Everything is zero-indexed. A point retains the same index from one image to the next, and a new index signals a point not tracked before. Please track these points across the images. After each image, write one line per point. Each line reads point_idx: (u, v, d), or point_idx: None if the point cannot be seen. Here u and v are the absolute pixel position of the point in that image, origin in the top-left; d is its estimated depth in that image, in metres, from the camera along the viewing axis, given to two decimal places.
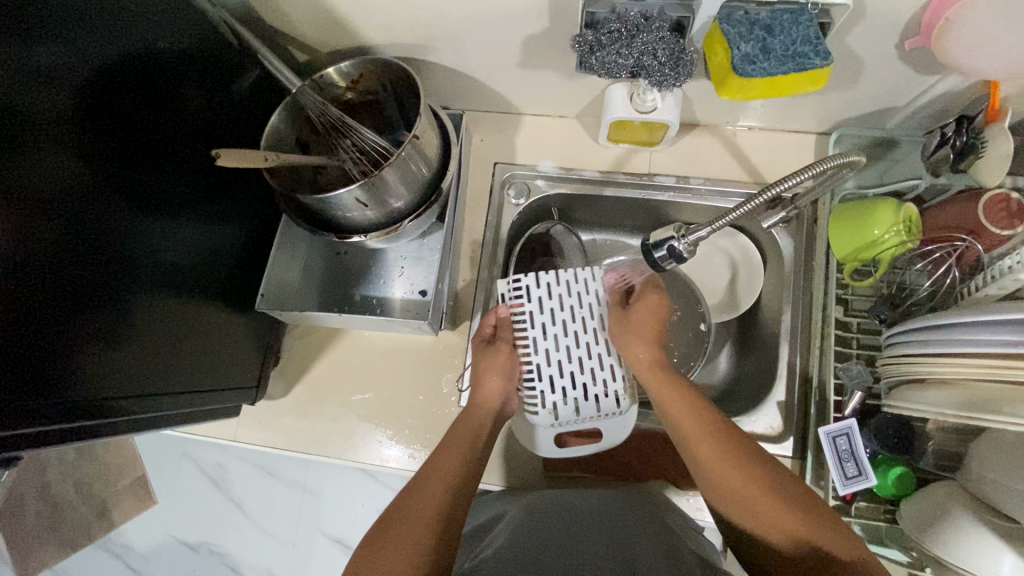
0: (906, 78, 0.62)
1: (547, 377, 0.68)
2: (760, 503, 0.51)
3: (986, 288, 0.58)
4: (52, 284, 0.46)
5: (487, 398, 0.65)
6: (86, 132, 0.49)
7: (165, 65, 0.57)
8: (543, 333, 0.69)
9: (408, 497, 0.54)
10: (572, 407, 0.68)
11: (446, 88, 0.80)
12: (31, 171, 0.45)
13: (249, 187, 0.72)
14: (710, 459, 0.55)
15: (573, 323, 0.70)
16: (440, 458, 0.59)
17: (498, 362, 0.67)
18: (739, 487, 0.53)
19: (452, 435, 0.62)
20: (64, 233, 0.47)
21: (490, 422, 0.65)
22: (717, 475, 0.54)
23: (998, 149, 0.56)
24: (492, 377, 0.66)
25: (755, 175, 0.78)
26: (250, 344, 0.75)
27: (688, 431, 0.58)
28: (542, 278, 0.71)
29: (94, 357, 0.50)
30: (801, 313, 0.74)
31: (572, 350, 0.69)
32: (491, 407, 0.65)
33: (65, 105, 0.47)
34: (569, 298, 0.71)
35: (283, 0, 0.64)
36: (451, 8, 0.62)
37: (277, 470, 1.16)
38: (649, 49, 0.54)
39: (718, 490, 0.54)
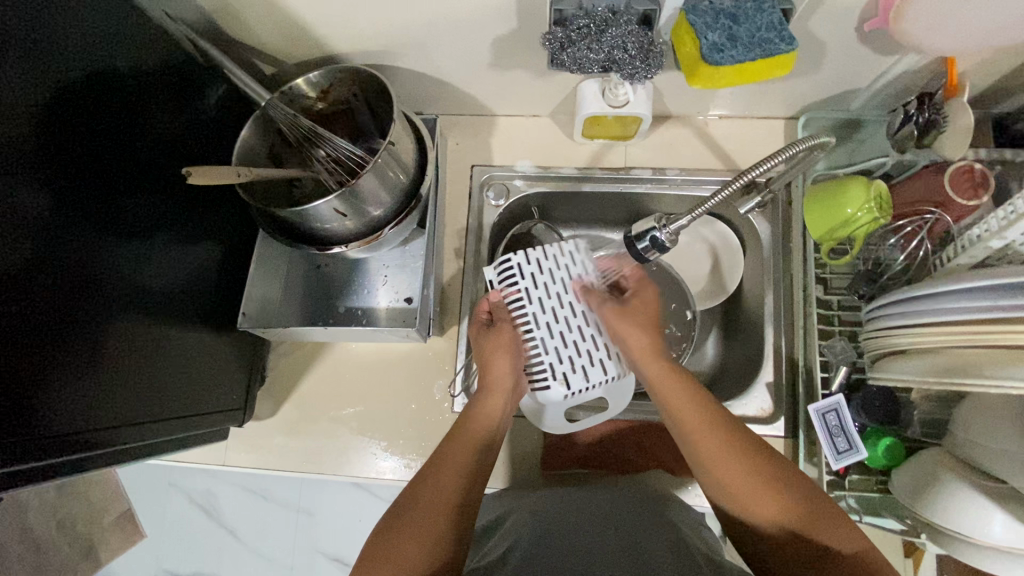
0: (867, 60, 0.64)
1: (552, 350, 0.68)
2: (761, 499, 0.51)
3: (958, 258, 0.60)
4: (20, 322, 0.44)
5: (499, 379, 0.63)
6: (45, 161, 0.47)
7: (129, 87, 0.56)
8: (541, 309, 0.69)
9: (412, 498, 0.54)
10: (582, 374, 0.68)
11: (417, 93, 0.79)
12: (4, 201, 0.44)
13: (224, 206, 0.71)
14: (709, 453, 0.54)
15: (568, 294, 0.70)
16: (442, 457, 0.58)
17: (505, 340, 0.66)
18: (739, 482, 0.52)
19: (459, 428, 0.60)
20: (29, 268, 0.45)
21: (501, 407, 0.63)
22: (721, 472, 0.53)
23: (961, 122, 0.59)
24: (502, 358, 0.64)
25: (728, 162, 0.80)
26: (234, 366, 0.73)
27: (689, 425, 0.55)
28: (530, 253, 0.71)
29: (73, 393, 0.49)
30: (783, 294, 0.76)
31: (571, 321, 0.69)
32: (502, 390, 0.63)
33: (19, 135, 0.45)
34: (559, 271, 0.71)
35: (247, 12, 0.63)
36: (419, 12, 0.62)
37: (269, 492, 1.14)
38: (620, 43, 0.54)
39: (721, 488, 0.53)
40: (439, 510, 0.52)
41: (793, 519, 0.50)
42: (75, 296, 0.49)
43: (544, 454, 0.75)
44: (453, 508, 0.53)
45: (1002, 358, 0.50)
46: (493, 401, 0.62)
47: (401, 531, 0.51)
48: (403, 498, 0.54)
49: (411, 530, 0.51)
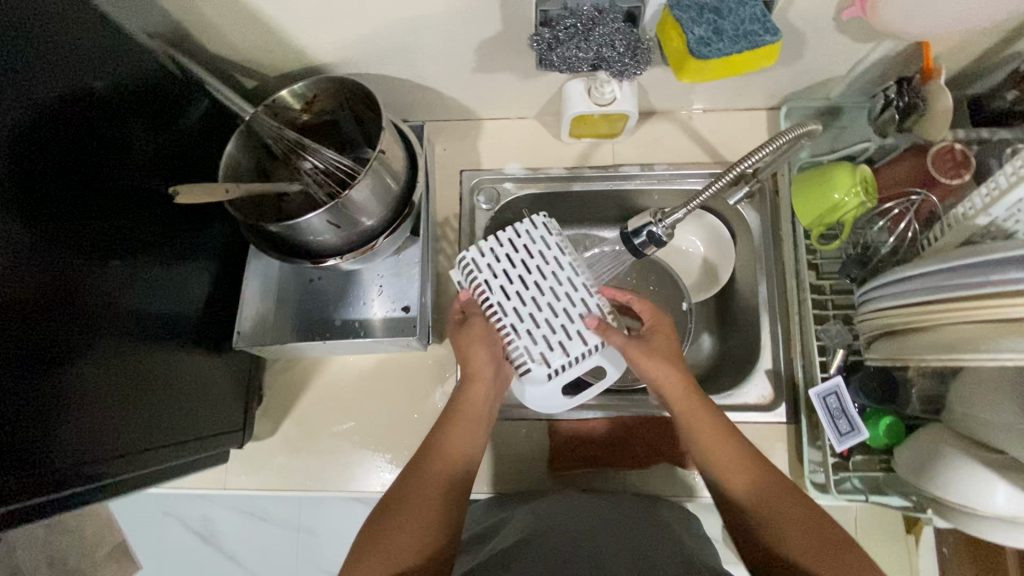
0: (846, 48, 0.65)
1: (525, 331, 0.64)
2: (777, 527, 0.52)
3: (946, 237, 0.61)
4: (9, 354, 0.43)
5: (481, 368, 0.63)
6: (29, 186, 0.46)
7: (108, 107, 0.54)
8: (506, 296, 0.65)
9: (406, 484, 0.56)
10: (561, 350, 0.64)
11: (402, 100, 0.79)
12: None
13: (210, 223, 0.69)
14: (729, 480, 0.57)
15: (531, 274, 0.66)
16: (439, 443, 0.59)
17: (480, 333, 0.64)
18: (761, 511, 0.54)
19: (446, 422, 0.61)
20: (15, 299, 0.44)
21: (488, 396, 0.63)
22: (739, 498, 0.56)
23: (939, 105, 0.60)
24: (481, 348, 0.63)
25: (714, 154, 0.81)
26: (231, 387, 0.71)
27: (711, 454, 0.58)
28: (483, 244, 0.67)
29: (68, 425, 0.48)
30: (776, 282, 0.77)
31: (539, 300, 0.65)
32: (484, 377, 0.63)
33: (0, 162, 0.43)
34: (517, 252, 0.67)
35: (227, 26, 0.62)
36: (402, 18, 0.62)
37: (269, 513, 1.12)
38: (608, 41, 0.54)
39: (741, 516, 0.55)
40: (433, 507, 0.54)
41: (777, 534, 0.52)
42: (64, 324, 0.48)
43: (552, 455, 0.75)
44: (446, 507, 0.55)
45: (998, 332, 0.51)
46: (477, 390, 0.62)
47: (396, 527, 0.52)
48: (397, 486, 0.56)
49: (401, 523, 0.53)
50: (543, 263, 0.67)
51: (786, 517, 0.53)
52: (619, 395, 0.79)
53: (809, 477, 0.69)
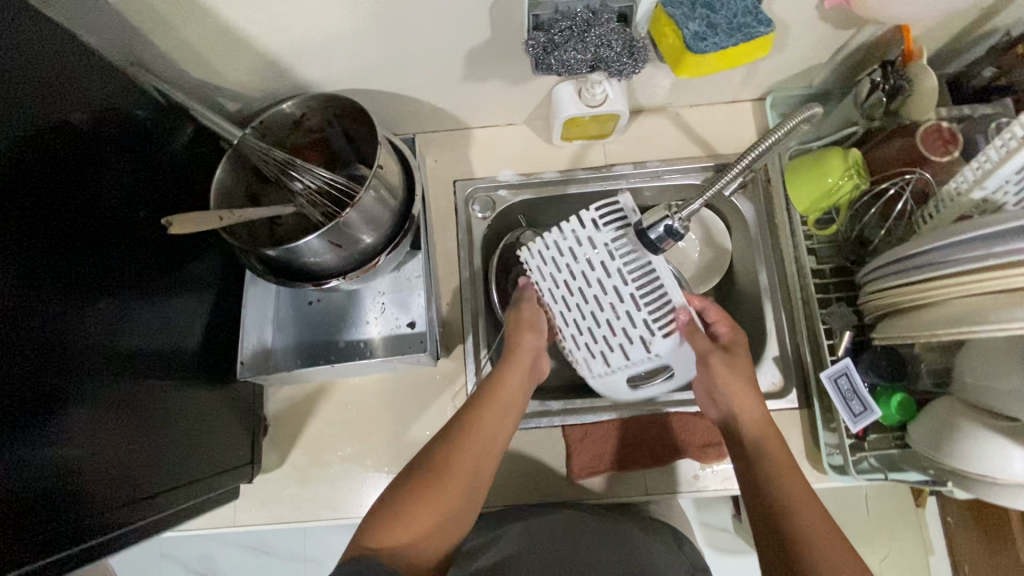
0: (829, 35, 0.67)
1: (572, 338, 0.71)
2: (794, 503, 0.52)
3: (940, 214, 0.62)
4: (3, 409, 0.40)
5: (525, 351, 0.67)
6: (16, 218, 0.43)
7: (87, 138, 0.51)
8: (554, 302, 0.72)
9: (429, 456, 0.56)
10: (602, 359, 0.71)
11: (390, 114, 0.78)
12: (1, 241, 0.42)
13: (203, 252, 0.67)
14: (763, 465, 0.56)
15: (577, 281, 0.71)
16: (473, 423, 0.59)
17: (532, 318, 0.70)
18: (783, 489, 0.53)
19: (481, 395, 0.62)
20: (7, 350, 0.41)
21: (519, 381, 0.65)
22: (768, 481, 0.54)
23: (924, 83, 0.62)
24: (529, 335, 0.69)
25: (705, 148, 0.81)
26: (233, 418, 0.69)
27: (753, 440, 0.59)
28: (533, 247, 0.73)
29: (66, 478, 0.45)
30: (775, 270, 0.78)
31: (584, 308, 0.71)
32: (523, 362, 0.66)
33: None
34: (563, 257, 0.71)
35: (208, 48, 0.60)
36: (390, 31, 0.61)
37: (270, 547, 1.12)
38: (605, 41, 0.54)
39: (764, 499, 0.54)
40: (456, 484, 0.54)
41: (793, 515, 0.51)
42: (58, 372, 0.45)
43: (569, 462, 0.74)
44: (467, 486, 0.54)
45: (1005, 302, 0.52)
46: (516, 373, 0.65)
47: (419, 493, 0.52)
48: (421, 457, 0.56)
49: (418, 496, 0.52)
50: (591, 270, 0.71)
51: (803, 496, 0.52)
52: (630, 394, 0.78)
53: (827, 459, 0.70)
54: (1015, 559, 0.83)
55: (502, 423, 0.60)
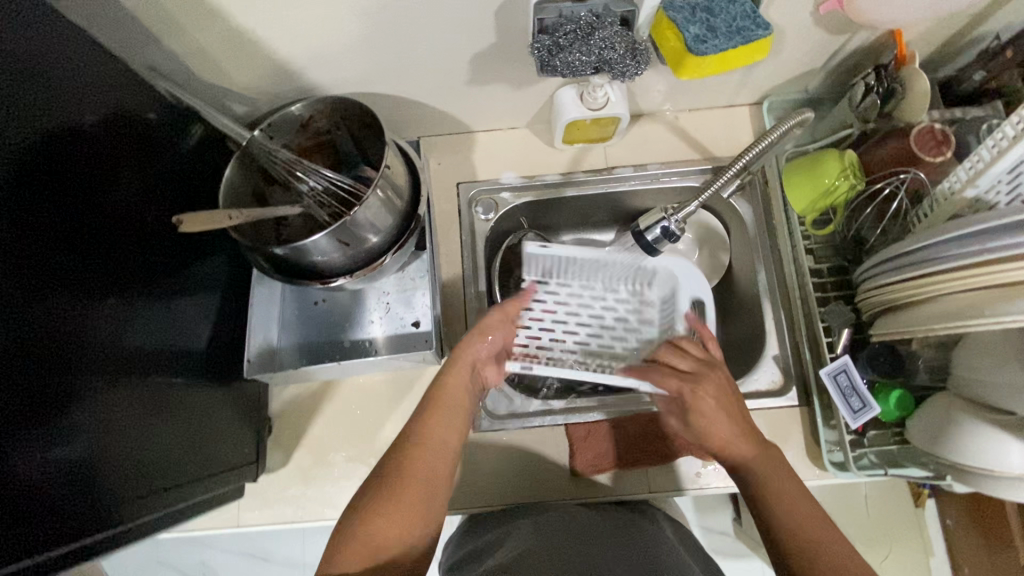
0: (824, 40, 0.69)
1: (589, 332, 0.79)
2: (771, 489, 0.52)
3: (932, 213, 0.64)
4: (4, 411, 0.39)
5: (466, 355, 0.65)
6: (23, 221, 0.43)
7: (99, 138, 0.52)
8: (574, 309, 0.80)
9: (392, 460, 0.56)
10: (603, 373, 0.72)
11: (395, 118, 0.79)
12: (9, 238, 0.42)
13: (211, 253, 0.68)
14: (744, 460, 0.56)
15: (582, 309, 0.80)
16: (427, 426, 0.58)
17: (494, 324, 0.67)
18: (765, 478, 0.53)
19: (424, 402, 0.61)
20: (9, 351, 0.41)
21: (461, 393, 0.62)
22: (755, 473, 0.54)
23: (917, 87, 0.64)
24: (474, 338, 0.66)
25: (703, 151, 0.83)
26: (237, 417, 0.69)
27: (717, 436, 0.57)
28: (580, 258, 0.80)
29: (69, 477, 0.45)
30: (774, 270, 0.79)
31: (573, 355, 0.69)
32: (466, 364, 0.64)
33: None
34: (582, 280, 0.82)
35: (218, 51, 0.61)
36: (399, 34, 0.62)
37: (270, 554, 1.15)
38: (608, 44, 0.56)
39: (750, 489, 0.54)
40: (412, 493, 0.53)
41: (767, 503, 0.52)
42: (62, 371, 0.45)
43: (572, 460, 0.75)
44: (422, 498, 0.53)
45: (999, 296, 0.53)
46: (459, 378, 0.63)
47: (375, 509, 0.52)
48: (384, 463, 0.56)
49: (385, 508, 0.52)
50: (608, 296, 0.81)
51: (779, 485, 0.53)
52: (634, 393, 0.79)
53: (827, 456, 0.71)
54: (1014, 558, 0.84)
55: (455, 428, 0.59)
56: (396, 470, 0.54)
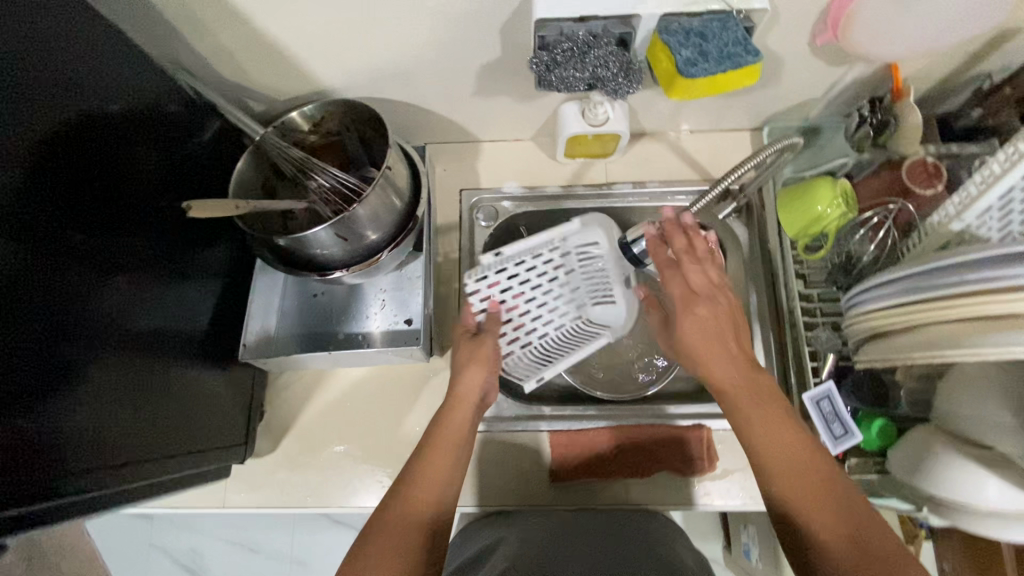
0: (823, 70, 0.70)
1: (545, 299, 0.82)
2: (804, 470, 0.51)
3: (920, 243, 0.65)
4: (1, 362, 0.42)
5: (467, 394, 0.66)
6: (40, 193, 0.47)
7: (121, 126, 0.56)
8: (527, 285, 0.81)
9: (400, 485, 0.58)
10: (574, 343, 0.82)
11: (404, 123, 0.82)
12: (28, 212, 0.46)
13: (218, 240, 0.71)
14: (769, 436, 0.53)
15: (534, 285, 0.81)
16: (434, 449, 0.60)
17: (483, 354, 0.69)
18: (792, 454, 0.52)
19: (429, 438, 0.62)
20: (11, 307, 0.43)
21: (468, 416, 0.65)
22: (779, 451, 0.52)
23: (909, 120, 0.66)
24: (472, 372, 0.67)
25: (702, 173, 0.85)
26: (230, 399, 0.71)
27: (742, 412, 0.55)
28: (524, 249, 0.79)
29: (69, 436, 0.48)
30: (764, 292, 0.80)
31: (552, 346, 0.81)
32: (469, 404, 0.65)
33: (8, 176, 0.44)
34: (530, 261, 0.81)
35: (238, 51, 0.65)
36: (409, 44, 0.65)
37: (260, 545, 1.22)
38: (603, 62, 0.58)
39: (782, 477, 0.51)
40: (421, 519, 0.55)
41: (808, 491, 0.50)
42: (60, 332, 0.48)
43: (552, 468, 0.75)
44: (430, 519, 0.55)
45: (978, 328, 0.53)
46: (464, 410, 0.65)
47: (386, 535, 0.53)
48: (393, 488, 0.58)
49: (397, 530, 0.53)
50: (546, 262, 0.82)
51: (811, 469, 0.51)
52: (619, 405, 0.80)
53: None
54: None
55: (457, 457, 0.61)
56: (403, 501, 0.56)
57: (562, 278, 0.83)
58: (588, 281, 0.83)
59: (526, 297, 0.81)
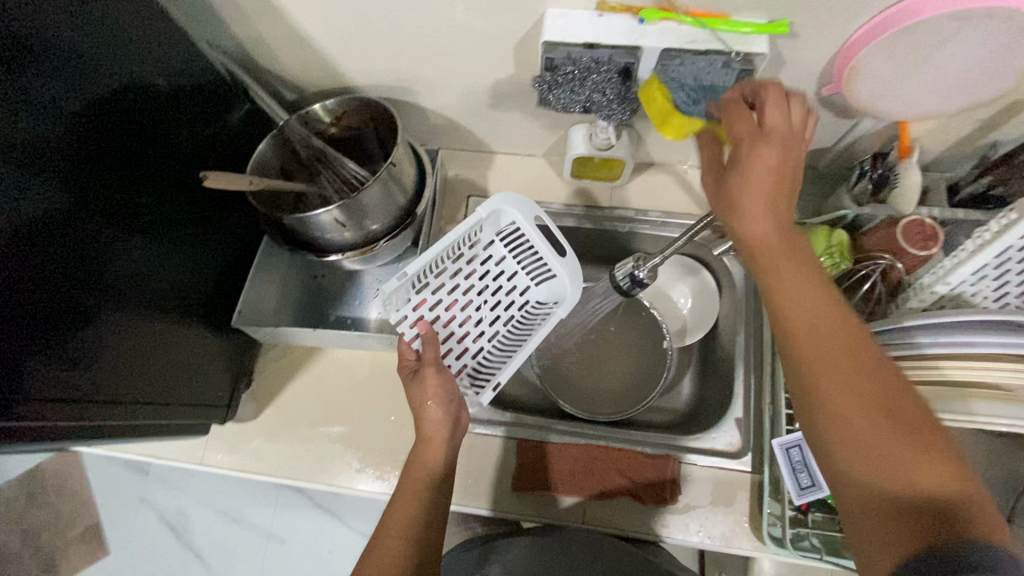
0: (830, 121, 0.71)
1: (477, 299, 0.79)
2: (830, 344, 0.47)
3: (909, 302, 0.65)
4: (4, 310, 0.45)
5: (434, 430, 0.63)
6: (57, 156, 0.50)
7: (163, 99, 0.62)
8: (454, 292, 0.78)
9: (378, 532, 0.59)
10: (522, 330, 0.79)
11: (423, 127, 0.87)
12: (68, 166, 0.51)
13: (232, 212, 0.77)
14: (801, 319, 0.48)
15: (460, 289, 0.79)
16: (400, 500, 0.61)
17: (433, 389, 0.65)
18: (825, 339, 0.47)
19: (403, 485, 0.62)
20: (20, 258, 0.47)
21: (441, 454, 0.63)
22: (808, 330, 0.48)
23: (909, 179, 0.67)
24: (434, 405, 0.65)
25: (705, 208, 0.86)
26: (220, 363, 0.76)
27: (776, 289, 0.50)
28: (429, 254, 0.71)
29: (74, 372, 0.52)
30: (753, 334, 0.81)
31: (504, 335, 0.79)
32: (439, 440, 0.63)
33: (55, 131, 0.50)
34: (444, 264, 0.77)
35: (276, 43, 0.71)
36: (430, 55, 0.70)
37: (242, 517, 1.25)
38: (599, 88, 0.63)
39: (807, 360, 0.47)
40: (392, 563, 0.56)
41: (823, 370, 0.46)
42: (75, 276, 0.52)
43: (516, 474, 0.75)
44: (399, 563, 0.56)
45: None
46: (433, 448, 0.63)
47: None
48: (371, 538, 0.60)
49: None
50: (468, 262, 0.80)
51: (842, 349, 0.47)
52: (591, 425, 0.81)
53: (766, 529, 0.69)
54: None
55: (429, 496, 0.61)
56: (377, 556, 0.57)
57: (494, 271, 0.80)
58: (519, 261, 0.80)
59: (460, 306, 0.78)
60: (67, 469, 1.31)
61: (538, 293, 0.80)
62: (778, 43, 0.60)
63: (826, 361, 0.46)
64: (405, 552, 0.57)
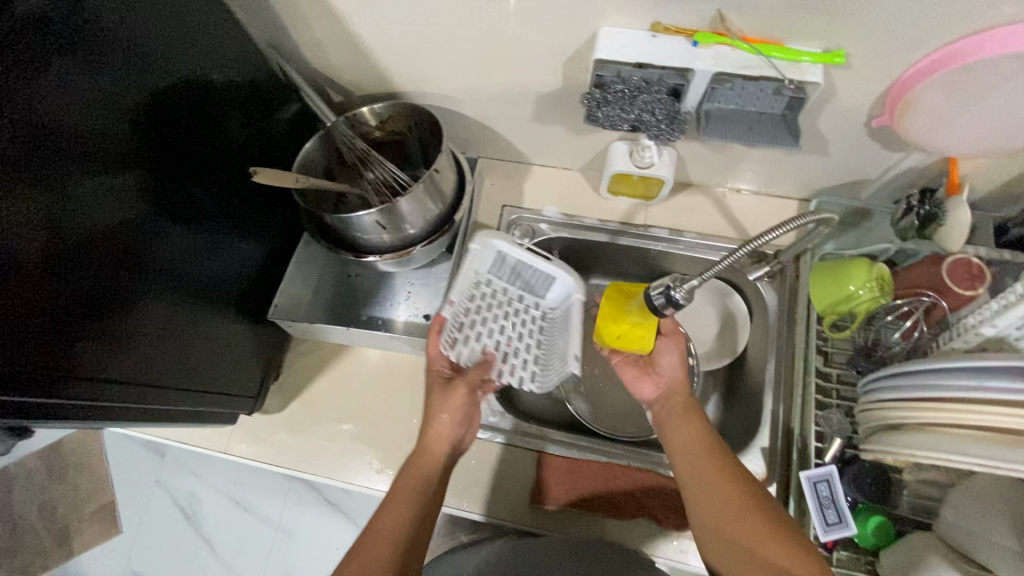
0: (877, 152, 0.71)
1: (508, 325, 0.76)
2: (743, 525, 0.56)
3: (952, 342, 0.63)
4: (42, 281, 0.46)
5: (439, 443, 0.65)
6: (112, 143, 0.51)
7: (217, 95, 0.64)
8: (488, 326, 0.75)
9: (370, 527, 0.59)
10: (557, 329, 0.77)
11: (464, 135, 0.88)
12: (126, 152, 0.52)
13: (274, 208, 0.79)
14: (715, 504, 0.58)
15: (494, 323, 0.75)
16: (391, 501, 0.61)
17: (452, 403, 0.67)
18: (741, 525, 0.56)
19: (398, 487, 0.62)
20: (72, 239, 0.48)
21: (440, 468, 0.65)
22: (726, 516, 0.57)
23: (958, 217, 0.63)
24: (446, 419, 0.67)
25: (741, 232, 0.85)
26: (251, 355, 0.77)
27: (695, 476, 0.61)
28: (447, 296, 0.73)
29: (110, 352, 0.53)
30: (784, 361, 0.79)
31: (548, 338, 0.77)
32: (442, 453, 0.65)
33: (117, 119, 0.51)
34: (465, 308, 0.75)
35: (330, 46, 0.73)
36: (479, 67, 0.71)
37: (253, 506, 1.26)
38: (649, 107, 0.62)
39: (717, 533, 0.57)
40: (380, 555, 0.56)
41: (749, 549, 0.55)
42: (121, 259, 0.53)
43: (534, 486, 0.75)
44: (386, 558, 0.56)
45: (991, 439, 0.51)
46: (433, 460, 0.65)
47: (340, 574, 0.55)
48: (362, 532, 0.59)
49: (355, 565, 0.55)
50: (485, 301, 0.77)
51: (762, 525, 0.56)
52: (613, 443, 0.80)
53: None
54: None
55: (424, 504, 0.61)
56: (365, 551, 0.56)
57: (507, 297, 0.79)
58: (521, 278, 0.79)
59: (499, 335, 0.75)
60: (90, 446, 1.33)
61: (558, 295, 0.79)
62: (832, 73, 0.60)
63: (754, 540, 0.55)
64: (389, 558, 0.56)
